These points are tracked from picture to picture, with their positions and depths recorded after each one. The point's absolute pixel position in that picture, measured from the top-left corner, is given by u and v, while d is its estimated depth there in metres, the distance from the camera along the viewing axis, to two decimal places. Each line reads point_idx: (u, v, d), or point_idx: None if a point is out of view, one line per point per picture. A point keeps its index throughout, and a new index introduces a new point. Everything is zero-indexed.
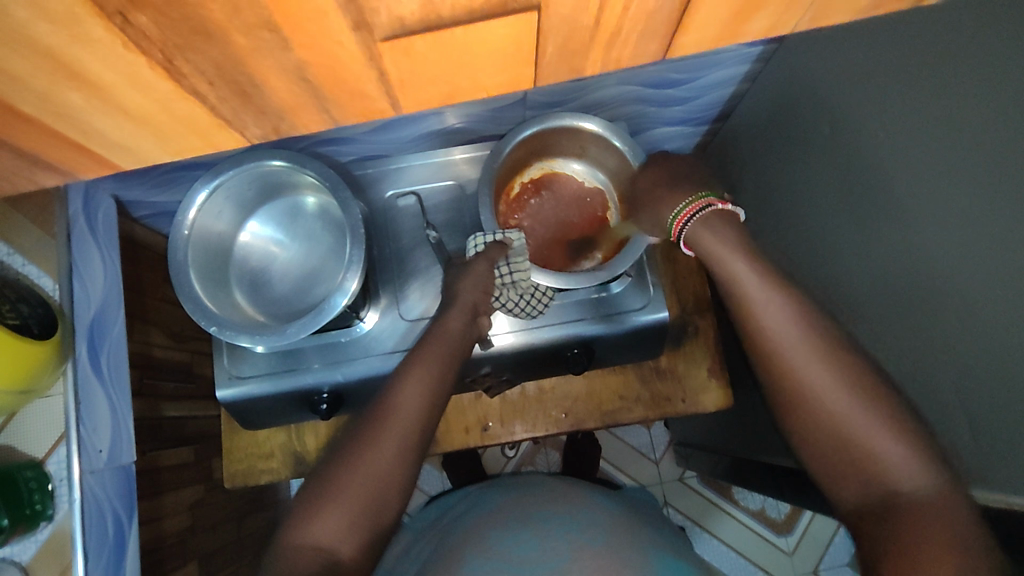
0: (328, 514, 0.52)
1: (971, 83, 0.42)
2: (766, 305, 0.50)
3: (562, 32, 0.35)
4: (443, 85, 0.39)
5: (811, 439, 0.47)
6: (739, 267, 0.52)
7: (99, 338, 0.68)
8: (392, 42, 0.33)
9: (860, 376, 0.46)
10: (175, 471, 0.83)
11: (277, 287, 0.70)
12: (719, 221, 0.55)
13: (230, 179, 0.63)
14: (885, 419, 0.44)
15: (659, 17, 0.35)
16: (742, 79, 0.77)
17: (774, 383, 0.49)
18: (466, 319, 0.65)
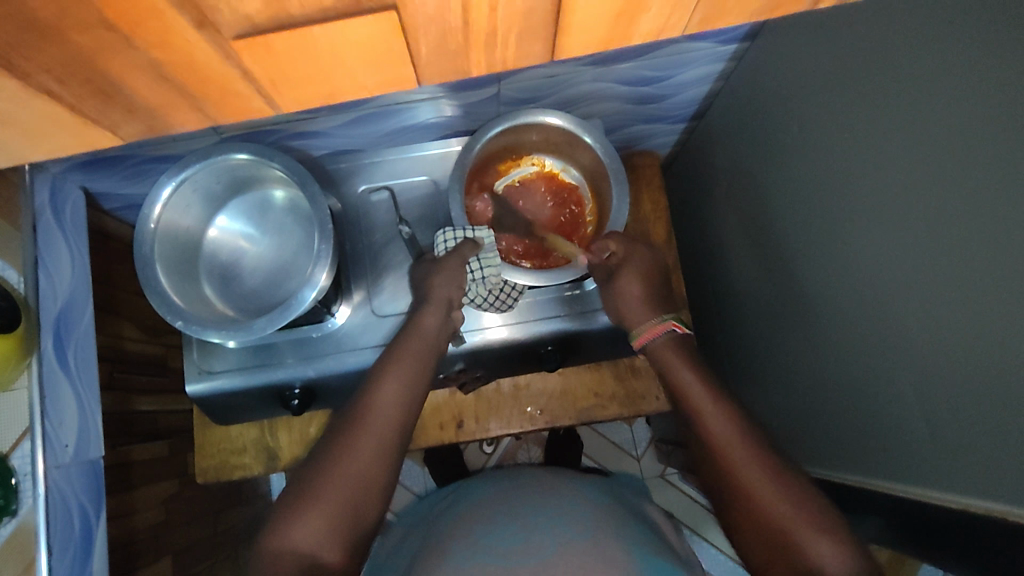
0: (309, 519, 0.51)
1: (932, 85, 0.43)
2: (713, 413, 0.57)
3: (435, 31, 0.32)
4: (320, 85, 0.35)
5: (753, 537, 0.51)
6: (692, 381, 0.59)
7: (65, 331, 0.67)
8: (246, 40, 0.30)
9: (791, 482, 0.51)
10: (147, 465, 0.82)
11: (246, 282, 0.70)
12: (678, 344, 0.63)
13: (197, 173, 0.63)
14: (814, 518, 0.49)
15: (537, 14, 0.32)
16: (716, 77, 0.77)
17: (721, 483, 0.54)
18: (441, 316, 0.65)
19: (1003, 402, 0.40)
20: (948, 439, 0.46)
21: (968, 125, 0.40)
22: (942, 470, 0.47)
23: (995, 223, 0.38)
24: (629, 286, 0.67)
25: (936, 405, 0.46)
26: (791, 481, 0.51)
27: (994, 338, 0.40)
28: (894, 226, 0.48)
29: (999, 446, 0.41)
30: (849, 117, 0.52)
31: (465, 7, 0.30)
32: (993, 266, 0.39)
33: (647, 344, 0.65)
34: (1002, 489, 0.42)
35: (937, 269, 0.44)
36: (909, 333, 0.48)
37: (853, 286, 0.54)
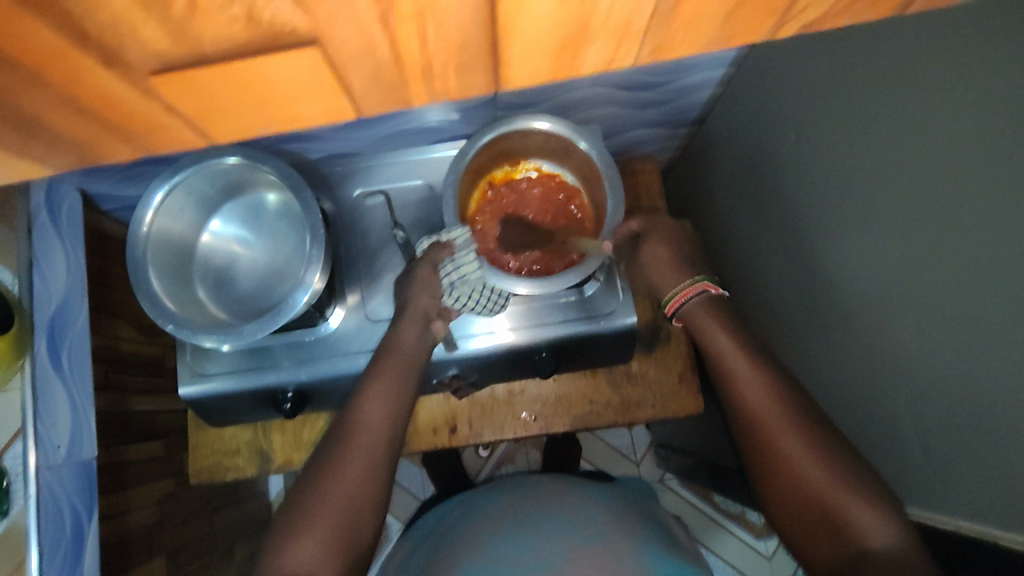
0: (303, 541, 0.52)
1: (931, 99, 0.42)
2: (748, 374, 0.57)
3: (364, 64, 0.33)
4: (250, 108, 0.36)
5: (790, 501, 0.52)
6: (726, 343, 0.59)
7: (59, 334, 0.68)
8: (165, 75, 0.31)
9: (825, 446, 0.52)
10: (142, 465, 0.83)
11: (240, 286, 0.69)
12: (712, 304, 0.63)
13: (189, 178, 0.63)
14: (854, 482, 0.50)
15: (472, 46, 0.33)
16: (716, 83, 0.76)
17: (754, 447, 0.55)
18: (418, 329, 0.65)
19: (996, 422, 0.39)
20: (945, 460, 0.45)
21: (971, 142, 0.39)
22: (940, 488, 0.47)
23: (995, 243, 0.38)
24: (657, 250, 0.67)
25: (932, 424, 0.45)
26: (828, 445, 0.52)
27: (993, 362, 0.39)
28: (891, 241, 0.47)
29: (996, 468, 0.40)
30: (846, 129, 0.51)
31: (391, 44, 0.31)
32: (992, 286, 0.38)
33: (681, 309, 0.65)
34: (1000, 509, 0.41)
35: (936, 285, 0.43)
36: (904, 349, 0.47)
37: (849, 299, 0.53)
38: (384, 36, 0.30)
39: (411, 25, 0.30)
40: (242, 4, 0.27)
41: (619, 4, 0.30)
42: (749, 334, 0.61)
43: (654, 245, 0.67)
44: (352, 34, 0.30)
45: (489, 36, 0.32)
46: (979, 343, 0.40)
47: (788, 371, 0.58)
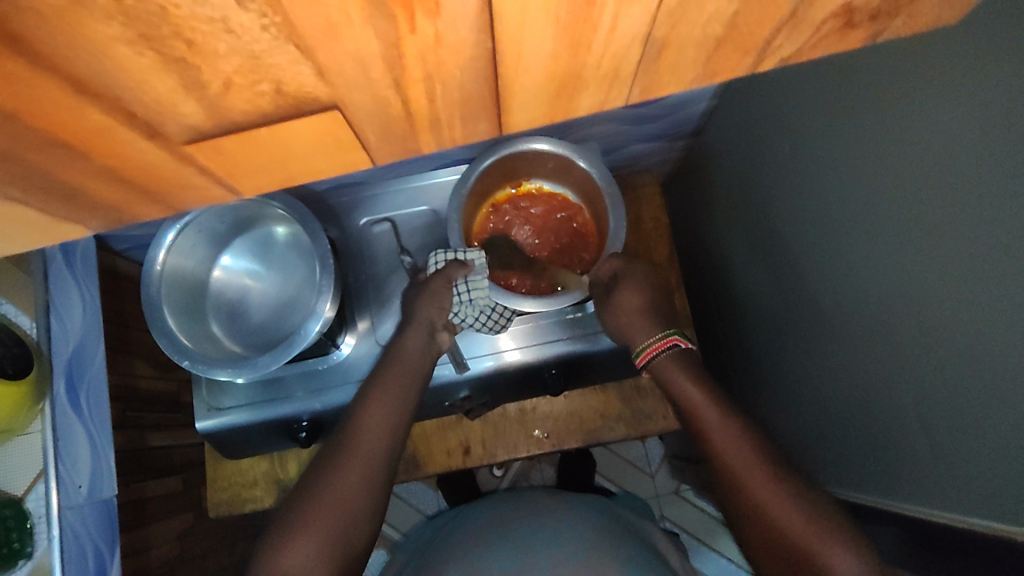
0: (297, 544, 0.52)
1: (903, 106, 0.42)
2: (719, 425, 0.57)
3: (376, 121, 0.31)
4: (272, 171, 0.33)
5: (772, 555, 0.51)
6: (697, 396, 0.59)
7: (77, 374, 0.69)
8: (195, 145, 0.29)
9: (797, 493, 0.52)
10: (162, 500, 0.83)
11: (253, 318, 0.71)
12: (681, 357, 0.63)
13: (200, 217, 0.65)
14: (831, 531, 0.49)
15: (472, 101, 0.31)
16: (709, 96, 0.77)
17: (735, 499, 0.54)
18: (424, 338, 0.66)
19: (996, 419, 0.40)
20: (952, 460, 0.45)
21: (946, 146, 0.39)
22: (948, 489, 0.47)
23: (980, 245, 0.38)
24: (628, 298, 0.65)
25: (936, 423, 0.46)
26: (804, 495, 0.52)
27: (988, 361, 0.39)
28: (884, 245, 0.47)
29: (999, 466, 0.40)
30: (836, 138, 0.52)
31: (403, 98, 0.29)
32: (981, 286, 0.39)
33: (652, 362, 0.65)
34: (1007, 507, 0.41)
35: (929, 286, 0.43)
36: (906, 352, 0.47)
37: (850, 303, 0.54)
38: (397, 93, 0.28)
39: (420, 86, 0.28)
40: (270, 81, 0.26)
41: (612, 54, 0.29)
42: (720, 387, 0.61)
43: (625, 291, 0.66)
44: (367, 97, 0.28)
45: (492, 91, 0.30)
46: (974, 343, 0.40)
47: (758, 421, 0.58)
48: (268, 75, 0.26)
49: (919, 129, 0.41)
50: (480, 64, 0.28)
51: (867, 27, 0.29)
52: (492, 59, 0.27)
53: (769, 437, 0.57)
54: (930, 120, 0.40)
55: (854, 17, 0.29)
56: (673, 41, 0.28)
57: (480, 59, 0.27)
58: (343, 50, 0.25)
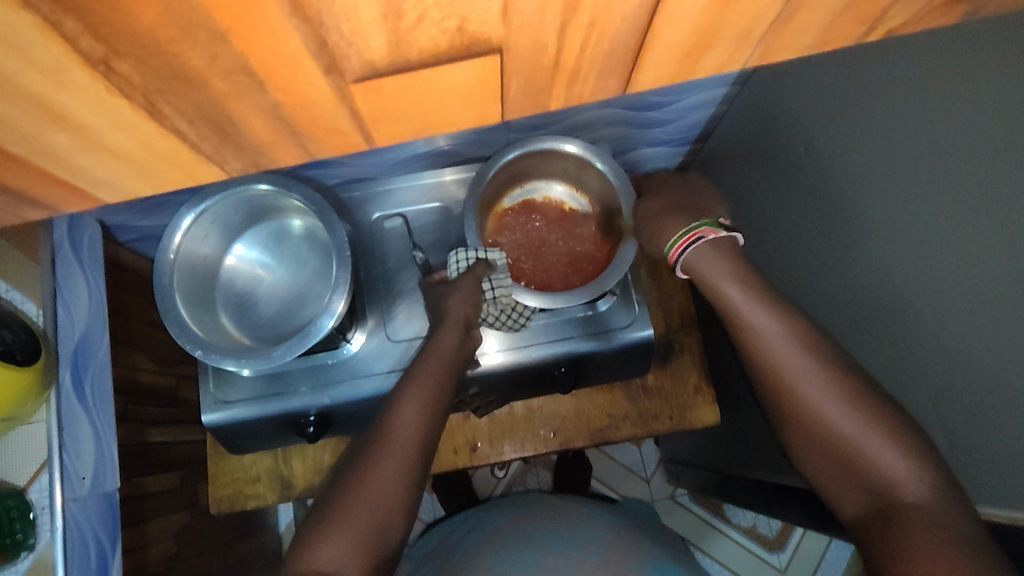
0: (333, 540, 0.52)
1: (931, 108, 0.44)
2: (768, 324, 0.55)
3: (523, 70, 0.34)
4: (415, 116, 0.37)
5: (817, 453, 0.52)
6: (743, 299, 0.56)
7: (82, 363, 0.68)
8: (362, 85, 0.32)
9: (853, 392, 0.51)
10: (159, 497, 0.82)
11: (263, 310, 0.70)
12: (714, 249, 0.58)
13: (216, 204, 0.64)
14: (886, 430, 0.48)
15: (616, 56, 0.34)
16: (719, 102, 0.80)
17: (780, 402, 0.54)
18: (458, 335, 0.66)
19: (1008, 410, 0.42)
20: (969, 451, 0.47)
21: (977, 144, 0.41)
22: (960, 481, 0.48)
23: (1004, 239, 0.40)
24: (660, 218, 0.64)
25: (952, 415, 0.47)
26: (856, 394, 0.50)
27: (1006, 351, 0.41)
28: (904, 244, 0.49)
29: (1017, 453, 0.42)
30: (855, 140, 0.54)
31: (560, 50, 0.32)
32: (1004, 280, 0.40)
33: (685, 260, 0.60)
34: (1013, 493, 0.43)
35: (952, 280, 0.45)
36: (924, 346, 0.49)
37: (865, 302, 0.55)
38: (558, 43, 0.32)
39: (580, 34, 0.31)
40: (457, 16, 0.28)
41: (754, 12, 0.32)
42: (772, 286, 0.58)
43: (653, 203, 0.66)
44: (529, 43, 0.31)
45: (637, 43, 0.33)
46: (993, 332, 0.42)
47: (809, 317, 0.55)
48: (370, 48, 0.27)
49: (943, 132, 0.44)
50: (642, 11, 0.30)
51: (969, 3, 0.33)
52: (649, 19, 0.31)
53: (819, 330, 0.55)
54: (958, 122, 0.43)
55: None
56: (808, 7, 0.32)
57: (639, 13, 0.30)
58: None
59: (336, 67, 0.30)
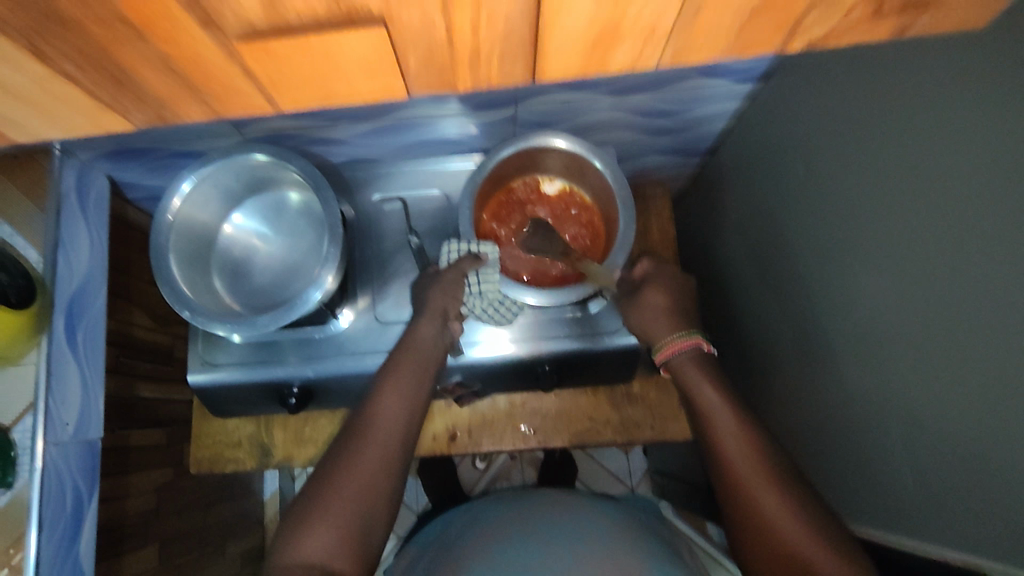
0: (317, 533, 0.53)
1: (935, 135, 0.43)
2: (733, 429, 0.58)
3: (421, 47, 0.35)
4: (316, 83, 0.39)
5: (765, 559, 0.52)
6: (717, 401, 0.59)
7: (77, 312, 0.69)
8: (246, 42, 0.33)
9: (807, 510, 0.52)
10: (144, 451, 0.83)
11: (256, 279, 0.71)
12: (701, 359, 0.63)
13: (218, 171, 0.66)
14: (833, 546, 0.50)
15: (514, 38, 0.35)
16: (731, 115, 0.79)
17: (734, 502, 0.55)
18: (436, 325, 0.66)
19: (991, 448, 0.40)
20: (943, 491, 0.46)
21: (978, 175, 0.40)
22: (933, 520, 0.47)
23: (1000, 272, 0.39)
24: (655, 296, 0.67)
25: (928, 452, 0.46)
26: (809, 510, 0.52)
27: (996, 393, 0.40)
28: (894, 274, 0.48)
29: (998, 496, 0.41)
30: (854, 164, 0.53)
31: (448, 26, 0.33)
32: (995, 317, 0.39)
33: (671, 358, 0.65)
34: (989, 544, 0.42)
35: (943, 311, 0.44)
36: (906, 379, 0.48)
37: (852, 328, 0.55)
38: (443, 20, 0.33)
39: (467, 12, 0.32)
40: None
41: (651, 10, 0.33)
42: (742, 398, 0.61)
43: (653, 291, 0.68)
44: (416, 18, 0.32)
45: (532, 32, 0.35)
46: (978, 372, 0.41)
47: (770, 433, 0.58)
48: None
49: (943, 161, 0.43)
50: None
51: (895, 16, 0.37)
52: (538, 6, 0.32)
53: (779, 447, 0.57)
54: (955, 152, 0.42)
55: (884, 7, 0.36)
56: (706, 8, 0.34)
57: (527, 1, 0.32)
58: None
59: (220, 21, 0.31)
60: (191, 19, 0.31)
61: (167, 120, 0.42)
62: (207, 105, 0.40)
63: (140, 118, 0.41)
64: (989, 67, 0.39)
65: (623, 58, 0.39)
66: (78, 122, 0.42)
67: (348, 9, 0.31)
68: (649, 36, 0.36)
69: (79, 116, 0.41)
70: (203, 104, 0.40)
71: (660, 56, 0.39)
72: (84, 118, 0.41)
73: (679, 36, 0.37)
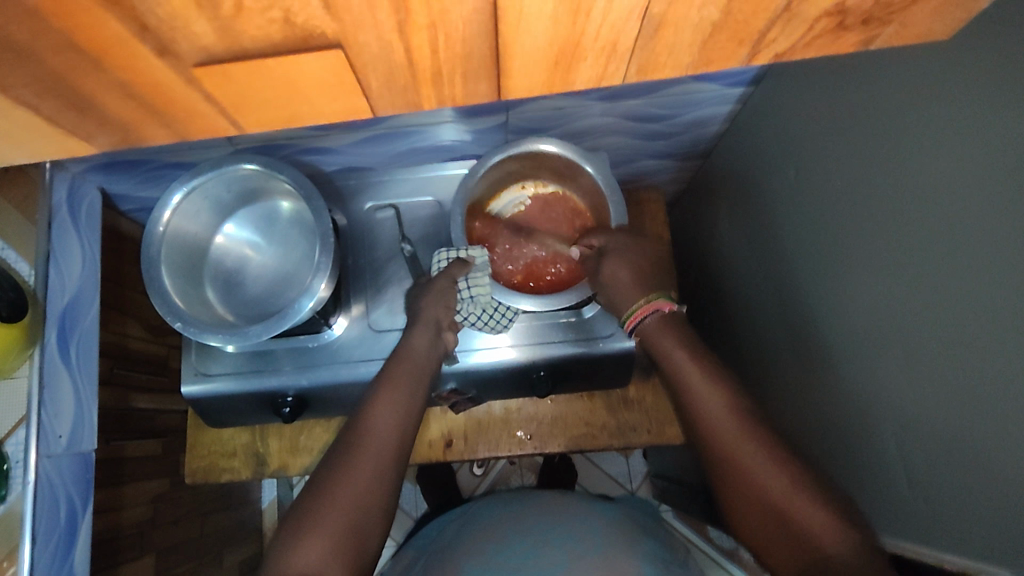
0: (311, 543, 0.52)
1: (923, 138, 0.43)
2: (703, 386, 0.57)
3: (381, 69, 0.35)
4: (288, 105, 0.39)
5: (747, 515, 0.52)
6: (684, 360, 0.59)
7: (69, 325, 0.69)
8: (205, 68, 0.34)
9: (783, 457, 0.52)
10: (139, 462, 0.83)
11: (249, 288, 0.71)
12: (668, 320, 0.63)
13: (208, 182, 0.66)
14: (823, 504, 0.49)
15: (475, 56, 0.35)
16: (723, 118, 0.79)
17: (712, 458, 0.55)
18: (430, 337, 0.67)
19: (982, 451, 0.40)
20: (936, 494, 0.45)
21: (965, 178, 0.40)
22: (927, 523, 0.47)
23: (988, 274, 0.39)
24: (618, 271, 0.65)
25: (921, 455, 0.46)
26: (783, 456, 0.52)
27: (987, 396, 0.39)
28: (884, 277, 0.48)
29: (989, 498, 0.40)
30: (843, 167, 0.53)
31: (407, 51, 0.34)
32: (984, 320, 0.39)
33: (640, 325, 0.65)
34: (974, 542, 0.42)
35: (932, 314, 0.44)
36: (897, 382, 0.47)
37: (844, 332, 0.55)
38: (403, 44, 0.33)
39: (423, 34, 0.32)
40: (280, 8, 0.30)
41: (610, 24, 0.33)
42: (711, 354, 0.61)
43: (613, 265, 0.65)
44: (372, 40, 0.32)
45: (492, 49, 0.35)
46: (968, 375, 0.41)
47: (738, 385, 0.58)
48: (294, 8, 0.30)
49: (931, 165, 0.43)
50: (481, 17, 0.32)
51: (856, 29, 0.36)
52: (495, 23, 0.32)
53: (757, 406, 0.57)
54: (942, 156, 0.42)
55: (846, 18, 0.35)
56: (667, 20, 0.33)
57: (481, 18, 0.32)
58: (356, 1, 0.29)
59: (191, 41, 0.31)
60: (149, 49, 0.32)
61: (131, 142, 0.41)
62: (168, 128, 0.40)
63: (106, 142, 0.40)
64: (974, 70, 0.39)
65: (589, 75, 0.38)
66: (45, 147, 0.40)
67: (304, 31, 0.31)
68: (609, 53, 0.36)
69: (47, 144, 0.40)
70: (165, 127, 0.39)
71: (626, 70, 0.38)
72: (49, 144, 0.40)
73: (640, 52, 0.36)
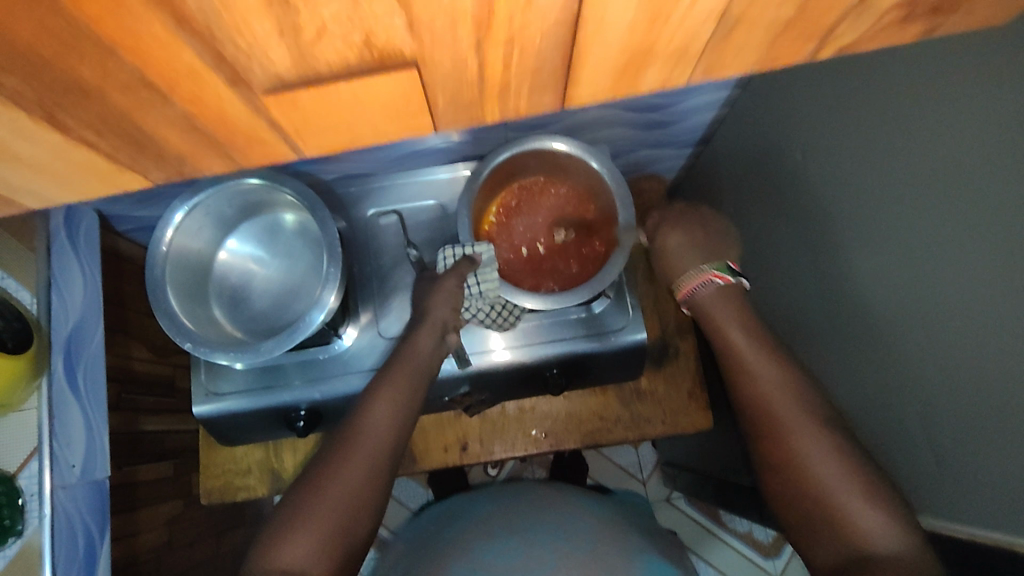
0: (299, 539, 0.52)
1: (933, 117, 0.43)
2: (765, 370, 0.58)
3: (448, 87, 0.35)
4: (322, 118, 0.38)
5: (793, 499, 0.52)
6: (742, 342, 0.60)
7: (76, 352, 0.67)
8: (275, 95, 0.33)
9: (843, 448, 0.52)
10: (153, 485, 0.82)
11: (256, 304, 0.70)
12: (725, 299, 0.63)
13: (210, 198, 0.65)
14: (873, 494, 0.48)
15: (546, 70, 0.35)
16: (721, 104, 0.79)
17: (768, 439, 0.55)
18: (436, 338, 0.66)
19: (1004, 426, 0.41)
20: (960, 470, 0.46)
21: (978, 155, 0.40)
22: (952, 499, 0.48)
23: (1004, 249, 0.39)
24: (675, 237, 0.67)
25: (943, 432, 0.46)
26: (842, 447, 0.52)
27: (1005, 371, 0.40)
28: (898, 256, 0.48)
29: (1012, 472, 0.41)
30: (851, 149, 0.53)
31: (480, 66, 0.33)
32: (1002, 296, 0.39)
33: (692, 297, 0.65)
34: (1003, 518, 0.43)
35: (949, 291, 0.44)
36: (916, 362, 0.48)
37: (858, 313, 0.55)
38: (477, 61, 0.33)
39: (500, 48, 0.32)
40: (361, 31, 0.29)
41: (687, 29, 0.33)
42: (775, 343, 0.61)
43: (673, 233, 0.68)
44: (448, 58, 0.32)
45: (564, 61, 0.34)
46: (986, 351, 0.41)
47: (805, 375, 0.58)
48: (375, 28, 0.29)
49: (942, 143, 0.43)
50: (562, 29, 0.31)
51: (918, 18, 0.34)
52: (571, 36, 0.32)
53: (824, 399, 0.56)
54: (953, 134, 0.42)
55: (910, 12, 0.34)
56: (745, 21, 0.33)
57: (561, 33, 0.32)
58: (440, 25, 0.29)
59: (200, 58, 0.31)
60: (220, 79, 0.31)
61: (185, 175, 0.40)
62: (227, 157, 0.40)
63: (160, 177, 0.40)
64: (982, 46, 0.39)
65: (653, 80, 0.38)
66: (85, 185, 0.39)
67: (380, 55, 0.31)
68: (680, 57, 0.35)
69: (92, 183, 0.39)
70: (223, 156, 0.39)
71: (691, 75, 0.38)
72: (80, 183, 0.39)
73: (709, 56, 0.36)
